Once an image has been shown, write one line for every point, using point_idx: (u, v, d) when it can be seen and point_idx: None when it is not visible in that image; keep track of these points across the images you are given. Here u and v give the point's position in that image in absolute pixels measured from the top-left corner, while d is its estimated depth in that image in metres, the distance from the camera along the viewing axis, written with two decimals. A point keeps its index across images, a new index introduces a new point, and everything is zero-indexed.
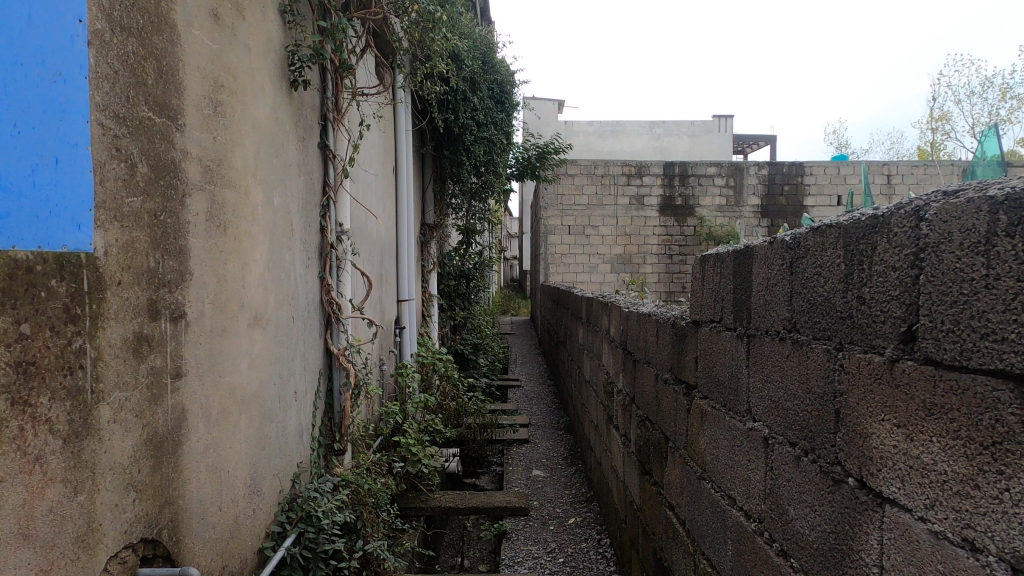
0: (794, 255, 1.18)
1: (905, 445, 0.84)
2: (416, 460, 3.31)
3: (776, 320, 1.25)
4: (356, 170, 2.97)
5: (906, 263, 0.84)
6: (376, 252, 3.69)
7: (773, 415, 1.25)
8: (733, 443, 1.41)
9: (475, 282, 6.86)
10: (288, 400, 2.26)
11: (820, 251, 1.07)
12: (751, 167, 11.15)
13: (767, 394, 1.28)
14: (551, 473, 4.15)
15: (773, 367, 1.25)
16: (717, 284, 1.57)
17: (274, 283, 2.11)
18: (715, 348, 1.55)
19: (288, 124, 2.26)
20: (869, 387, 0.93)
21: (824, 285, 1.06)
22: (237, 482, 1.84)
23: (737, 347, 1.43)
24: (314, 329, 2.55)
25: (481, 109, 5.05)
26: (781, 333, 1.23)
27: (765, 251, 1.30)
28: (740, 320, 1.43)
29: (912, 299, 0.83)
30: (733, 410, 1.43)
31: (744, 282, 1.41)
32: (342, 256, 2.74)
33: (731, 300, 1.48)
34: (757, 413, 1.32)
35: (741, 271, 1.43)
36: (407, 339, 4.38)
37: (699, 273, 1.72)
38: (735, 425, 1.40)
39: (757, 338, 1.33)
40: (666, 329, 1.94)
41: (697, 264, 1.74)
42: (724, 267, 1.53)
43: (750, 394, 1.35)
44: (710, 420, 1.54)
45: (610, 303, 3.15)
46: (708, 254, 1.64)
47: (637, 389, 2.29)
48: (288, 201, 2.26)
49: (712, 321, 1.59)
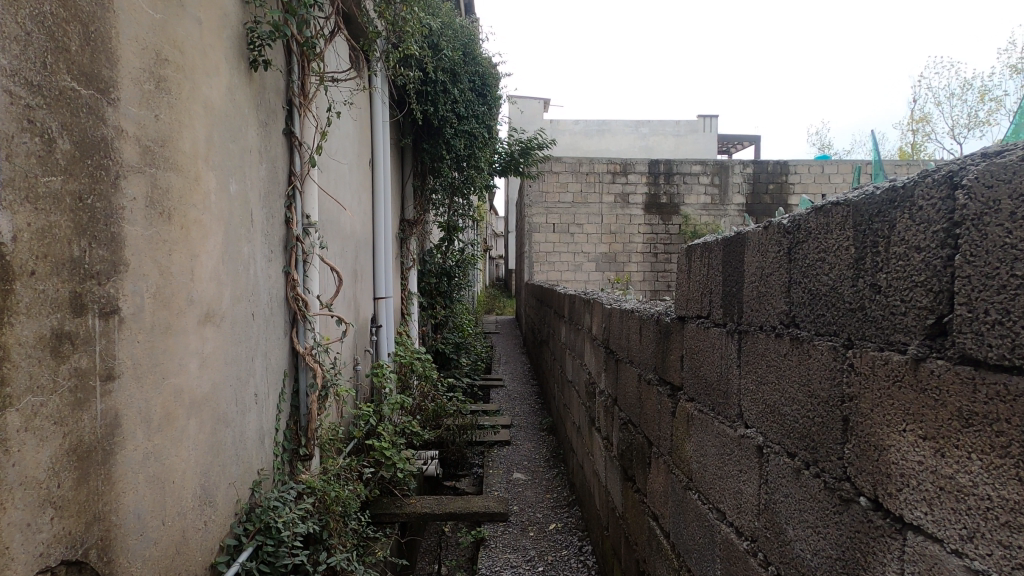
0: (793, 241, 1.06)
1: (933, 462, 0.73)
2: (391, 464, 3.17)
3: (771, 314, 1.13)
4: (325, 159, 2.82)
5: (937, 246, 0.72)
6: (349, 247, 3.54)
7: (768, 421, 1.13)
8: (723, 451, 1.29)
9: (457, 280, 6.72)
10: (247, 403, 2.11)
11: (824, 234, 0.95)
12: (737, 166, 11.05)
13: (761, 397, 1.16)
14: (532, 476, 4.02)
15: (768, 367, 1.13)
16: (705, 276, 1.45)
17: (229, 277, 1.96)
18: (702, 345, 1.43)
19: (248, 107, 2.11)
20: (887, 391, 0.81)
21: (828, 273, 0.95)
22: (186, 494, 1.69)
23: (727, 344, 1.31)
24: (278, 326, 2.39)
25: (461, 101, 4.91)
26: (777, 330, 1.11)
27: (758, 237, 1.18)
28: (730, 315, 1.31)
29: (943, 287, 0.71)
30: (722, 415, 1.31)
31: (735, 274, 1.29)
32: (310, 250, 2.59)
33: (719, 294, 1.37)
34: (749, 419, 1.20)
35: (731, 261, 1.32)
36: (384, 338, 4.23)
37: (684, 265, 1.60)
38: (725, 432, 1.28)
39: (749, 334, 1.21)
40: (650, 326, 1.82)
41: (681, 256, 1.62)
42: (712, 257, 1.41)
43: (742, 397, 1.24)
44: (697, 425, 1.42)
45: (592, 299, 3.03)
46: (694, 244, 1.52)
47: (620, 390, 2.17)
48: (248, 189, 2.11)
49: (699, 317, 1.47)
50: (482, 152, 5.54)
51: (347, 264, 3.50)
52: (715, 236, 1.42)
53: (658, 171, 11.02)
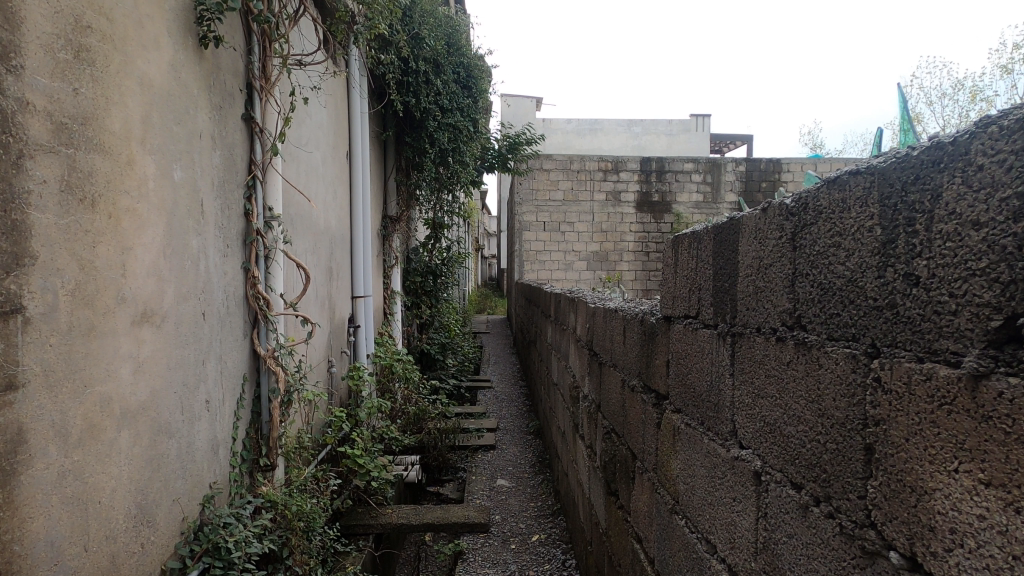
0: (801, 227, 0.90)
1: (1001, 517, 0.56)
2: (365, 472, 3.01)
3: (772, 315, 0.97)
4: (290, 148, 2.64)
5: (1005, 224, 0.56)
6: (321, 243, 3.36)
7: (768, 442, 0.97)
8: (713, 474, 1.13)
9: (444, 279, 6.54)
10: (198, 412, 1.94)
11: (845, 215, 0.79)
12: (729, 163, 10.91)
13: (758, 413, 1.00)
14: (516, 483, 3.86)
15: (767, 377, 0.97)
16: (693, 270, 1.28)
17: (173, 273, 1.78)
18: (689, 348, 1.27)
19: (198, 88, 1.94)
20: (929, 415, 0.65)
21: (847, 263, 0.79)
22: (118, 514, 1.51)
23: (718, 348, 1.15)
24: (236, 327, 2.22)
25: (445, 93, 4.74)
26: (779, 333, 0.95)
27: (755, 225, 1.03)
28: (721, 315, 1.15)
29: (1016, 276, 0.55)
30: (713, 432, 1.15)
31: (727, 267, 1.13)
32: (273, 245, 2.41)
33: (709, 289, 1.21)
34: (744, 437, 1.04)
35: (722, 252, 1.16)
36: (362, 339, 4.05)
37: (670, 258, 1.44)
38: (716, 451, 1.12)
39: (745, 338, 1.05)
40: (632, 326, 1.66)
41: (666, 248, 1.47)
42: (700, 248, 1.26)
43: (736, 412, 1.07)
44: (684, 441, 1.26)
45: (577, 298, 2.87)
46: (678, 234, 1.36)
47: (603, 397, 2.01)
48: (198, 177, 1.93)
49: (687, 317, 1.31)
50: (467, 146, 5.36)
51: (319, 261, 3.32)
52: (702, 226, 1.27)
53: (649, 169, 10.87)
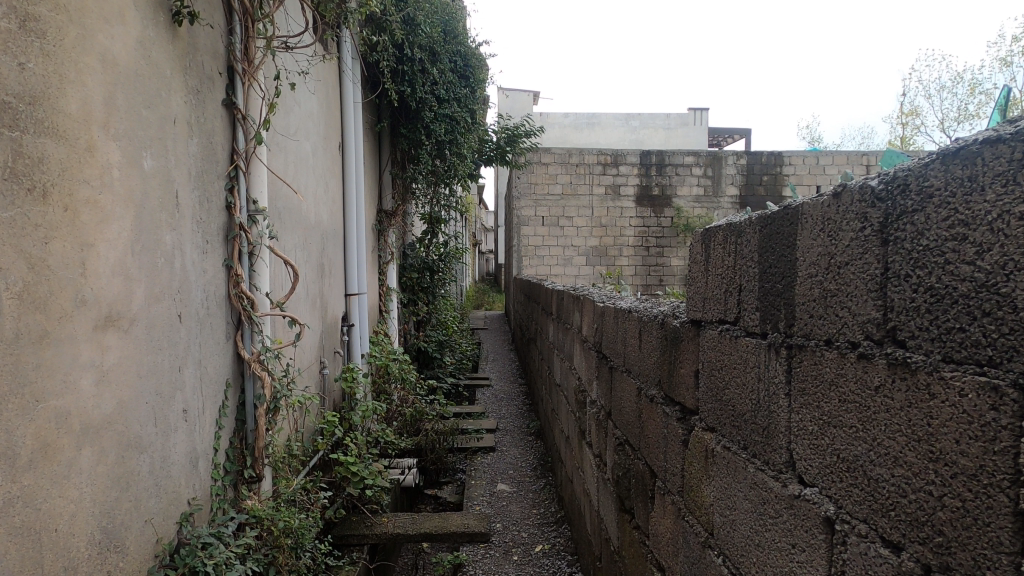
0: (897, 218, 0.75)
1: None
2: (359, 479, 2.85)
3: (850, 326, 0.83)
4: (275, 137, 2.47)
5: None
6: (311, 239, 3.20)
7: (848, 484, 0.82)
8: (761, 511, 1.01)
9: (441, 275, 6.38)
10: (174, 423, 1.78)
11: (979, 203, 0.64)
12: (731, 156, 10.76)
13: (833, 446, 0.85)
14: (517, 487, 3.71)
15: (847, 402, 0.83)
16: (731, 268, 1.16)
17: (145, 271, 1.62)
18: (732, 357, 1.13)
19: (172, 69, 1.77)
20: None
21: (979, 263, 0.64)
22: (78, 542, 1.36)
23: (768, 361, 1.02)
24: (217, 328, 2.06)
25: (441, 82, 4.57)
26: (860, 349, 0.80)
27: (824, 217, 0.88)
28: (773, 323, 1.01)
29: None
30: (763, 460, 1.02)
31: (780, 265, 0.99)
32: (258, 241, 2.25)
33: (756, 289, 1.07)
34: (811, 473, 0.90)
35: (772, 248, 1.02)
36: (356, 339, 3.90)
37: (699, 253, 1.32)
38: (770, 485, 0.99)
39: (813, 353, 0.90)
40: (651, 329, 1.52)
41: (695, 241, 1.34)
42: (741, 242, 1.12)
43: (801, 441, 0.93)
44: (721, 465, 1.14)
45: (582, 296, 2.72)
46: (712, 226, 1.23)
47: (615, 404, 1.87)
48: (172, 166, 1.77)
49: (722, 323, 1.18)
50: (465, 138, 5.20)
51: (310, 257, 3.16)
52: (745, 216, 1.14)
53: (649, 162, 10.72)
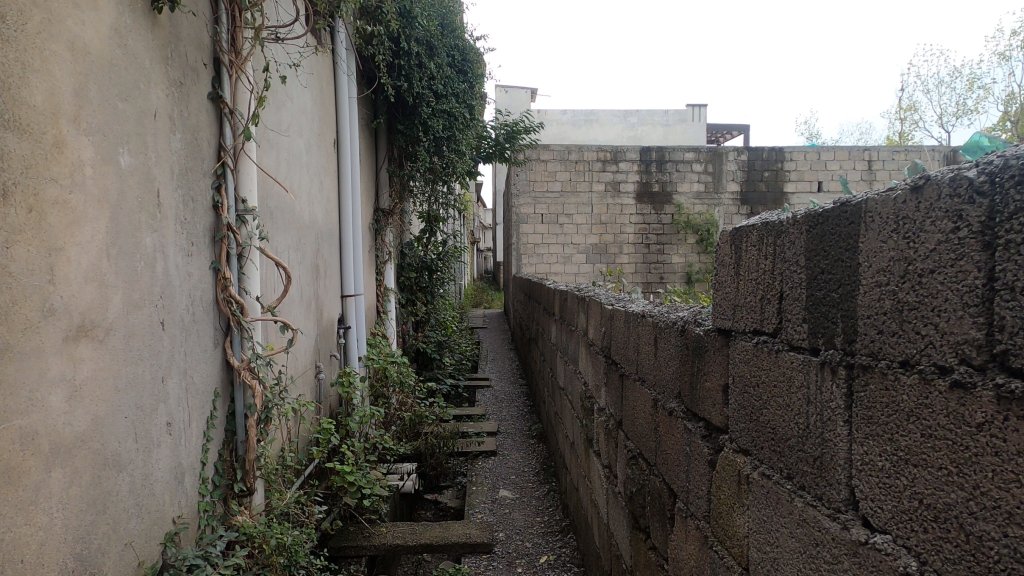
0: (1003, 219, 0.64)
1: None
2: (355, 488, 2.72)
3: (936, 347, 0.71)
4: (264, 132, 2.36)
5: None
6: (305, 239, 3.09)
7: (938, 538, 0.71)
8: (811, 553, 0.94)
9: (440, 274, 6.27)
10: (157, 438, 1.67)
11: None
12: (731, 152, 10.65)
13: (918, 490, 0.74)
14: (520, 493, 3.60)
15: (936, 440, 0.71)
16: (769, 273, 1.09)
17: (122, 277, 1.51)
18: (790, 370, 1.02)
19: (153, 59, 1.66)
20: None
21: None
22: (49, 573, 1.25)
23: (824, 383, 0.92)
24: (204, 336, 1.94)
25: (439, 77, 4.46)
26: (954, 377, 0.68)
27: (901, 213, 0.77)
28: (828, 339, 0.92)
29: None
30: (819, 497, 0.93)
31: (839, 270, 0.90)
32: (247, 243, 2.13)
33: (803, 294, 1.00)
34: (887, 519, 0.79)
35: (823, 250, 0.94)
36: (353, 342, 3.78)
37: (727, 255, 1.27)
38: (831, 527, 0.89)
39: (889, 377, 0.79)
40: (672, 335, 1.48)
41: (723, 240, 1.29)
42: (781, 242, 1.06)
43: (876, 480, 0.81)
44: (757, 497, 1.10)
45: (588, 297, 2.62)
46: (746, 225, 1.19)
47: (629, 414, 1.76)
48: (153, 164, 1.66)
49: (760, 336, 1.13)
50: (463, 134, 5.08)
51: (303, 258, 3.05)
52: (785, 213, 1.07)
53: (649, 158, 10.62)
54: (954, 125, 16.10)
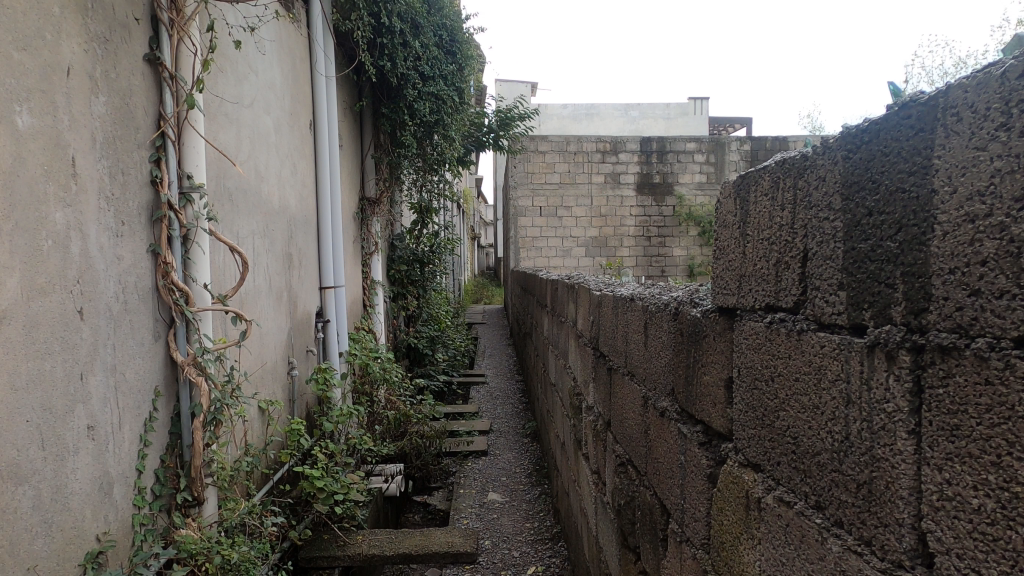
0: None
1: None
2: (327, 495, 2.53)
3: None
4: (213, 103, 2.12)
5: None
6: (275, 226, 2.87)
7: None
8: None
9: (432, 267, 6.04)
10: (74, 445, 1.45)
11: None
12: (734, 142, 10.41)
13: None
14: (510, 497, 3.38)
15: None
16: (789, 229, 0.89)
17: (21, 257, 1.29)
18: (819, 357, 0.80)
19: (65, 6, 1.44)
20: None
21: None
22: None
23: (880, 380, 0.70)
24: (139, 327, 1.72)
25: (425, 57, 4.23)
26: None
27: (1017, 98, 0.55)
28: (884, 315, 0.70)
29: None
30: (872, 543, 0.71)
31: (901, 208, 0.68)
32: (193, 223, 1.91)
33: (839, 250, 0.78)
34: None
35: (869, 181, 0.73)
36: (333, 337, 3.57)
37: (731, 214, 1.06)
38: None
39: (997, 377, 0.55)
40: (663, 319, 1.27)
41: (727, 195, 1.08)
42: (806, 182, 0.85)
43: (972, 530, 0.59)
44: (774, 530, 0.88)
45: (577, 284, 2.40)
46: (758, 171, 0.98)
47: (618, 413, 1.54)
48: (66, 128, 1.44)
49: (775, 312, 0.91)
50: (453, 119, 4.85)
51: (273, 245, 2.83)
52: (810, 147, 0.86)
53: (650, 149, 10.38)
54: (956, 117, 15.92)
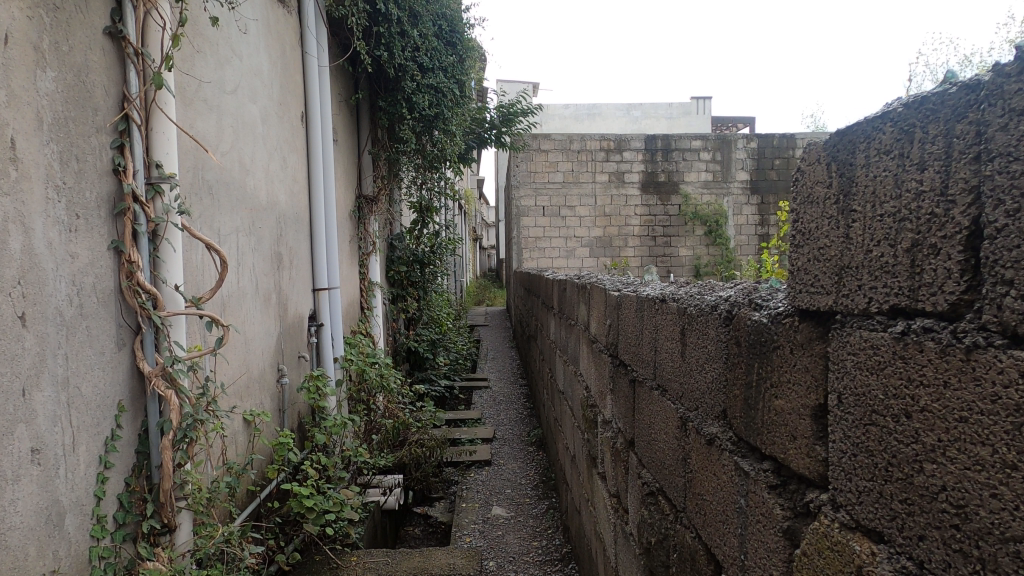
0: None
1: None
2: (318, 514, 2.33)
3: None
4: (183, 86, 1.92)
5: None
6: (262, 224, 2.67)
7: None
8: None
9: (432, 268, 5.84)
10: (15, 471, 1.25)
11: None
12: (740, 140, 10.21)
13: None
14: (515, 511, 3.17)
15: None
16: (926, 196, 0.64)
17: None
18: (1001, 389, 0.54)
19: None
20: None
21: None
22: None
23: None
24: (99, 335, 1.52)
25: (424, 47, 4.04)
26: None
27: None
28: None
29: None
30: None
31: None
32: (161, 218, 1.70)
33: None
34: None
35: None
36: (326, 341, 3.38)
37: (822, 184, 0.82)
38: None
39: None
40: (715, 323, 1.06)
41: (822, 157, 0.83)
42: (966, 130, 0.60)
43: None
44: None
45: (589, 284, 2.20)
46: (871, 124, 0.73)
47: (652, 433, 1.34)
48: (5, 104, 1.24)
49: (914, 317, 0.66)
50: (453, 113, 4.65)
51: (260, 244, 2.63)
52: (962, 80, 0.62)
53: (655, 147, 10.18)
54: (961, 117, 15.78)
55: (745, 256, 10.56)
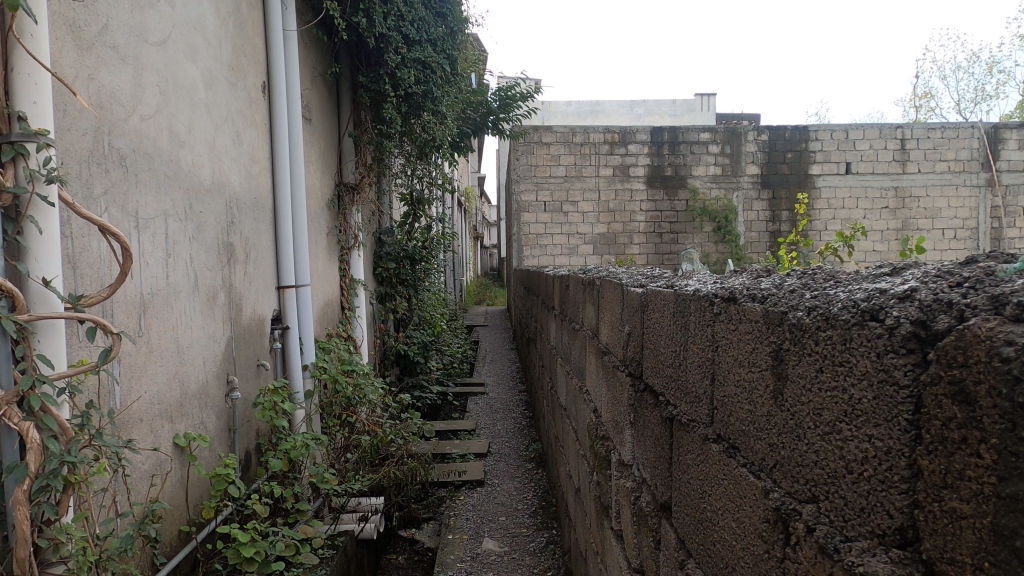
0: None
1: None
2: (263, 563, 1.90)
3: None
4: (64, 25, 1.49)
5: None
6: (204, 208, 2.21)
7: None
8: None
9: (424, 265, 5.39)
10: None
11: None
12: (750, 132, 9.77)
13: None
14: (509, 545, 2.73)
15: None
16: None
17: None
18: None
19: None
20: None
21: None
22: None
23: None
24: None
25: (409, 16, 3.60)
26: None
27: None
28: None
29: None
30: None
31: None
32: (20, 187, 1.25)
33: None
34: None
35: None
36: (293, 347, 2.93)
37: None
38: None
39: None
40: (882, 349, 0.58)
41: None
42: None
43: None
44: None
45: (598, 279, 1.75)
46: None
47: (730, 523, 0.87)
48: None
49: None
50: (443, 92, 4.20)
51: (201, 231, 2.18)
52: None
53: (661, 140, 9.74)
54: (972, 110, 15.30)
55: (755, 253, 10.10)
